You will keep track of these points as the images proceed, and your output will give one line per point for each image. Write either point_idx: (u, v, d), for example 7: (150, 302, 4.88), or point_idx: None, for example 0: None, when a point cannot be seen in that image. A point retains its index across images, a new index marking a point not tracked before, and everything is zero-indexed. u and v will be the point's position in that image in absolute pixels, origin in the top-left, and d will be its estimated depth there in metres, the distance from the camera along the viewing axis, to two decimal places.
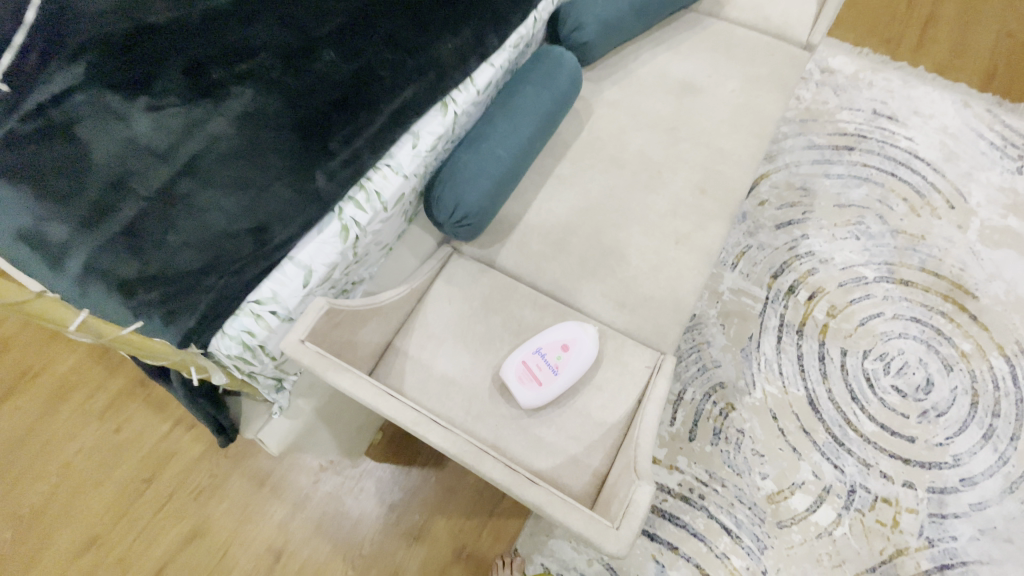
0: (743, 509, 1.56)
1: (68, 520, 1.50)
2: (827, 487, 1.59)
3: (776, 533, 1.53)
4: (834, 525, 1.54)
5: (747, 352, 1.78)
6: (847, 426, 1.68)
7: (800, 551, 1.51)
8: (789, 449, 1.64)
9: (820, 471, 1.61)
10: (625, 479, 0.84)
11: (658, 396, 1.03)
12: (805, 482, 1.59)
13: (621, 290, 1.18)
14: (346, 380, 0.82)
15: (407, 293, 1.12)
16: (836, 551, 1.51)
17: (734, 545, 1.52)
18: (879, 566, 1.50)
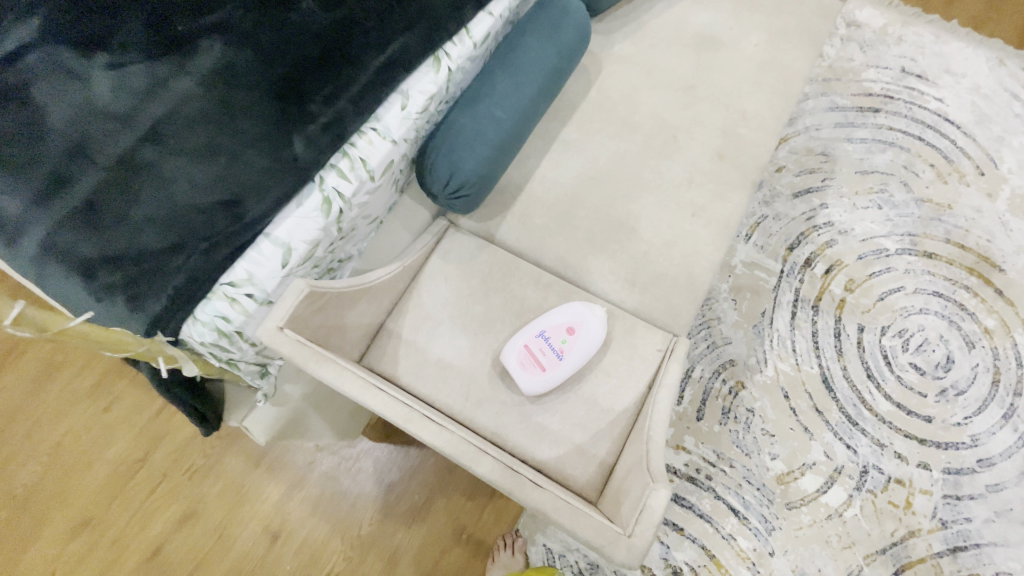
0: (751, 490, 1.51)
1: (62, 501, 1.47)
2: (839, 468, 1.54)
3: (784, 514, 1.49)
4: (844, 506, 1.49)
5: (760, 328, 1.69)
6: (861, 406, 1.61)
7: (809, 532, 1.47)
8: (800, 429, 1.58)
9: (832, 452, 1.55)
10: (635, 476, 0.77)
11: (670, 383, 0.95)
12: (816, 462, 1.54)
13: (632, 266, 1.10)
14: (330, 372, 0.74)
15: (399, 271, 1.03)
16: (846, 532, 1.47)
17: (741, 526, 1.48)
18: (890, 548, 1.46)
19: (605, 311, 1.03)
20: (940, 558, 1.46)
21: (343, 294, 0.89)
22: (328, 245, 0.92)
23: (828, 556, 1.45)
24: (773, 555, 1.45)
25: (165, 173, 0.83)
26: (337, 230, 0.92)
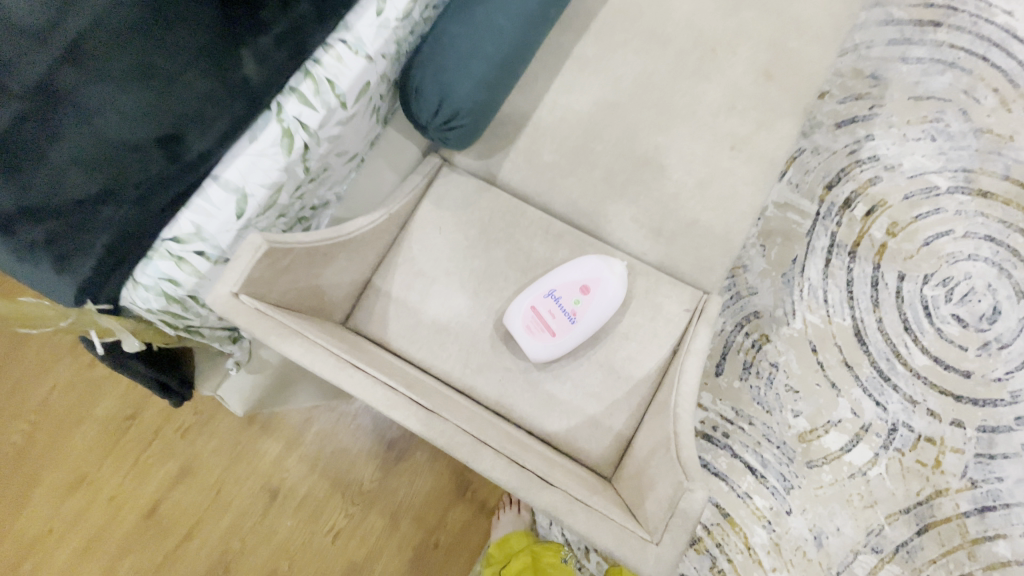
0: (770, 448, 1.43)
1: (55, 459, 1.43)
2: (866, 426, 1.44)
3: (804, 473, 1.41)
4: (869, 465, 1.41)
5: (789, 277, 1.54)
6: (896, 360, 1.48)
7: (829, 492, 1.40)
8: (827, 385, 1.46)
9: (859, 409, 1.45)
10: (661, 463, 0.66)
11: (699, 349, 0.82)
12: (841, 420, 1.44)
13: (657, 212, 0.93)
14: (296, 348, 0.61)
15: (383, 219, 0.87)
16: (869, 492, 1.40)
17: (757, 485, 1.41)
18: (914, 508, 1.39)
19: (626, 265, 0.89)
20: (966, 517, 1.39)
21: (314, 249, 0.74)
22: (294, 190, 0.77)
23: (849, 515, 1.38)
24: (790, 514, 1.39)
25: (82, 101, 0.63)
26: (304, 171, 0.76)
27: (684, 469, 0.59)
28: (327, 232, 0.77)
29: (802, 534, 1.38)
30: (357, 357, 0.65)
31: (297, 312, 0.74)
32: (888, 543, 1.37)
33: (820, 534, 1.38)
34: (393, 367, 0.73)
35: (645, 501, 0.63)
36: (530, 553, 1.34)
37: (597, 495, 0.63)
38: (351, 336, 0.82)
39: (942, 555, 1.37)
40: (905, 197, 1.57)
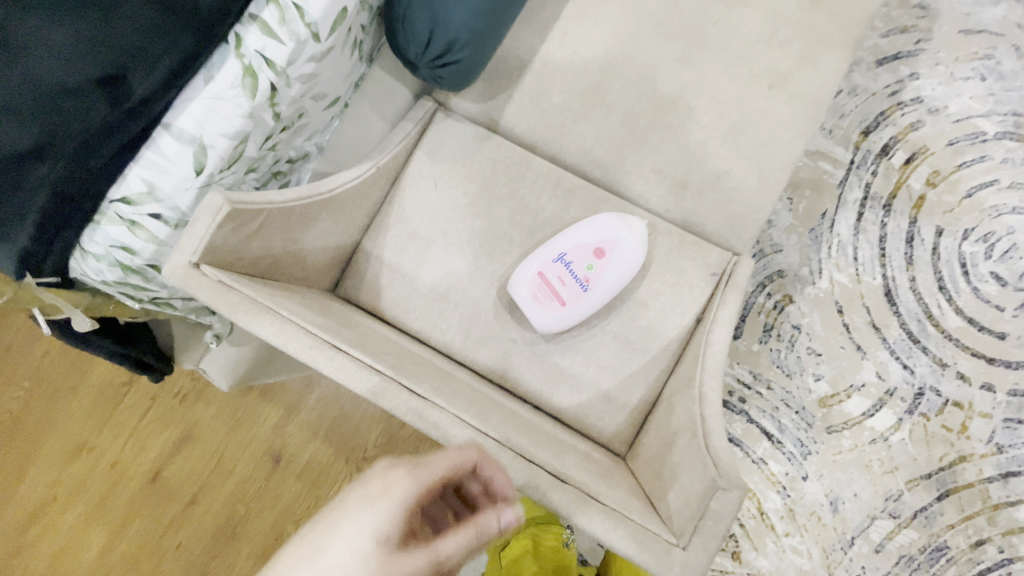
0: (788, 413, 1.36)
1: (54, 426, 1.41)
2: (890, 391, 1.36)
3: (823, 438, 1.35)
4: (891, 431, 1.35)
5: (817, 234, 1.41)
6: (926, 321, 1.37)
7: (849, 457, 1.34)
8: (851, 347, 1.37)
9: (885, 372, 1.36)
10: (683, 450, 0.59)
11: (727, 319, 0.73)
12: (865, 384, 1.36)
13: (681, 163, 0.82)
14: (268, 328, 0.53)
15: (370, 174, 0.77)
16: (891, 457, 1.34)
17: (773, 450, 1.36)
18: (937, 475, 1.33)
19: (645, 223, 0.79)
20: (990, 483, 1.33)
21: (289, 209, 0.65)
22: (264, 141, 0.66)
23: (867, 481, 1.33)
24: (807, 480, 1.34)
25: (5, 37, 0.52)
26: (274, 118, 0.65)
27: (714, 464, 0.52)
28: (304, 189, 0.67)
29: (817, 499, 1.34)
30: (340, 334, 0.57)
31: (274, 282, 0.66)
32: (908, 510, 1.32)
33: (836, 500, 1.33)
34: (386, 343, 0.65)
35: (665, 495, 0.57)
36: (529, 537, 1.10)
37: (614, 489, 0.56)
38: (339, 307, 0.74)
39: (963, 522, 1.31)
40: (949, 142, 1.40)
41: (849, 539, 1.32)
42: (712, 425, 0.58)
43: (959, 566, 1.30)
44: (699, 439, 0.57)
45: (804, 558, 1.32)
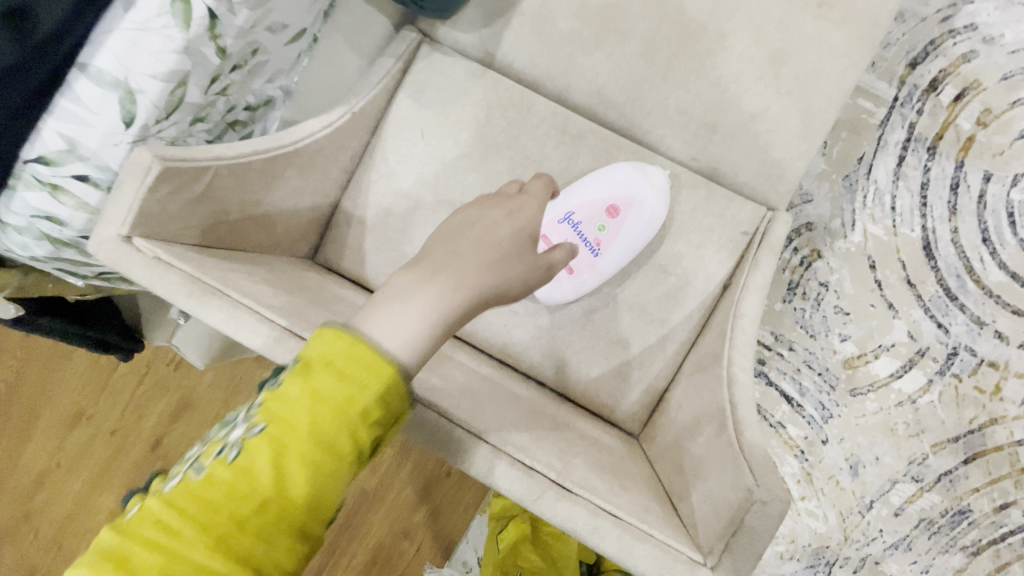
0: (811, 375, 1.21)
1: (52, 394, 1.38)
2: (922, 351, 1.17)
3: (846, 402, 1.20)
4: (920, 393, 1.18)
5: (852, 181, 1.18)
6: (966, 277, 1.16)
7: (873, 421, 1.19)
8: (883, 306, 1.18)
9: (917, 332, 1.17)
10: (707, 442, 0.51)
11: (760, 286, 0.63)
12: (896, 344, 1.18)
13: (710, 101, 0.69)
14: (215, 314, 0.44)
15: (343, 122, 0.66)
16: (916, 421, 1.19)
17: (793, 414, 1.22)
18: (964, 437, 1.18)
19: (666, 175, 0.68)
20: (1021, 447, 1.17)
21: (244, 168, 0.54)
22: (209, 84, 0.55)
23: (890, 445, 1.19)
24: (827, 444, 1.21)
25: None
26: (218, 54, 0.53)
27: (749, 468, 0.44)
28: (260, 142, 0.56)
29: (837, 463, 1.21)
30: (306, 317, 0.48)
31: (234, 253, 0.57)
32: (932, 473, 1.18)
33: (856, 464, 1.20)
34: None
35: (686, 494, 0.49)
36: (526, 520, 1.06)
37: (629, 491, 0.49)
38: (314, 277, 0.65)
39: (986, 485, 1.18)
40: (1006, 74, 1.13)
41: (866, 502, 1.20)
42: (744, 416, 0.49)
43: (980, 531, 1.18)
44: (728, 434, 0.48)
45: (822, 525, 1.20)
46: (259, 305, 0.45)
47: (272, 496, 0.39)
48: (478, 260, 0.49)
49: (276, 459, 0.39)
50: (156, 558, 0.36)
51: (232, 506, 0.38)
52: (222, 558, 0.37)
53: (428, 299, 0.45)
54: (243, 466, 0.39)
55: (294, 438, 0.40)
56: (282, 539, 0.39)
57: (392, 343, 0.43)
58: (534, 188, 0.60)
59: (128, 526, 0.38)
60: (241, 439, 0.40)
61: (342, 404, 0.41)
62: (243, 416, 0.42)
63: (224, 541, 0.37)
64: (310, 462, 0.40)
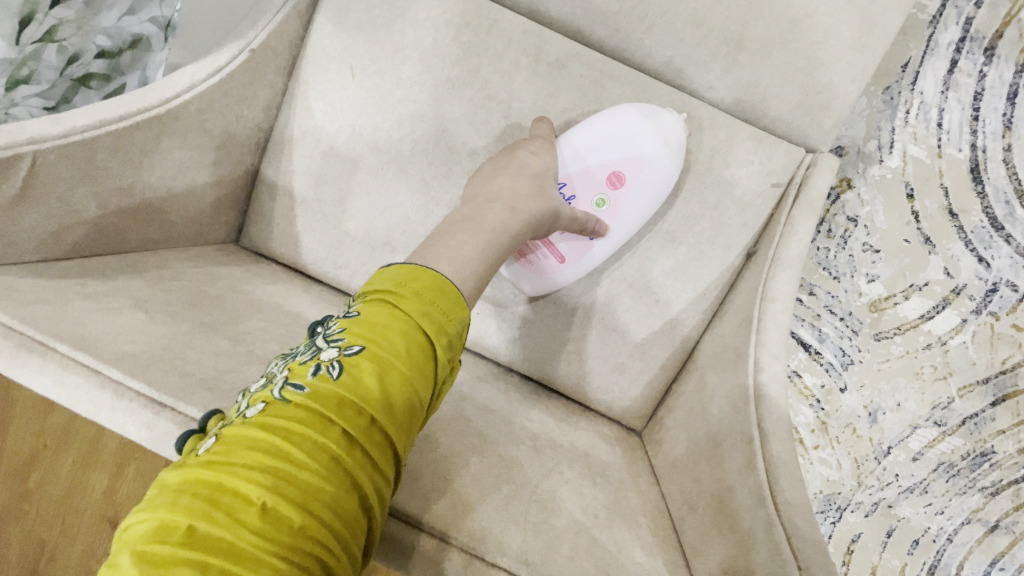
0: (830, 320, 0.79)
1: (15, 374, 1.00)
2: (959, 288, 0.76)
3: (868, 349, 0.79)
4: (952, 333, 0.77)
5: (894, 96, 0.74)
6: (1016, 202, 0.73)
7: (897, 366, 0.79)
8: (920, 236, 0.75)
9: (954, 267, 0.75)
10: (730, 481, 0.40)
11: (795, 257, 0.48)
12: (929, 283, 0.76)
13: (736, 4, 0.51)
14: (37, 381, 0.32)
15: (237, 65, 0.49)
16: (944, 362, 0.77)
17: (809, 362, 0.81)
18: (992, 376, 0.77)
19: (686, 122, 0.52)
20: None
21: (85, 151, 0.40)
22: (20, 29, 0.40)
23: (913, 395, 0.79)
24: (846, 393, 0.80)
25: None
26: None
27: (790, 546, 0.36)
28: (103, 110, 0.41)
29: (854, 412, 0.80)
30: (182, 363, 0.36)
31: (108, 261, 0.45)
32: (955, 416, 0.78)
33: (875, 411, 0.80)
34: (293, 340, 0.43)
35: (699, 550, 0.41)
36: None
37: (619, 557, 0.40)
38: (228, 272, 0.51)
39: (1014, 425, 0.77)
40: None
41: (882, 449, 0.80)
42: (777, 454, 0.38)
43: (1002, 473, 0.78)
44: (757, 480, 0.38)
45: (832, 479, 0.82)
46: (99, 361, 0.33)
47: (381, 410, 0.33)
48: (520, 194, 0.48)
49: (382, 375, 0.33)
50: (270, 486, 0.29)
51: (340, 424, 0.31)
52: (335, 479, 0.30)
53: (487, 227, 0.45)
54: (345, 384, 0.33)
55: (396, 353, 0.34)
56: (386, 459, 0.34)
57: (462, 273, 0.41)
58: (543, 134, 0.52)
59: (221, 461, 0.29)
60: (338, 357, 0.33)
61: (434, 323, 0.36)
62: (324, 340, 0.35)
63: (338, 460, 0.31)
64: (415, 381, 0.34)
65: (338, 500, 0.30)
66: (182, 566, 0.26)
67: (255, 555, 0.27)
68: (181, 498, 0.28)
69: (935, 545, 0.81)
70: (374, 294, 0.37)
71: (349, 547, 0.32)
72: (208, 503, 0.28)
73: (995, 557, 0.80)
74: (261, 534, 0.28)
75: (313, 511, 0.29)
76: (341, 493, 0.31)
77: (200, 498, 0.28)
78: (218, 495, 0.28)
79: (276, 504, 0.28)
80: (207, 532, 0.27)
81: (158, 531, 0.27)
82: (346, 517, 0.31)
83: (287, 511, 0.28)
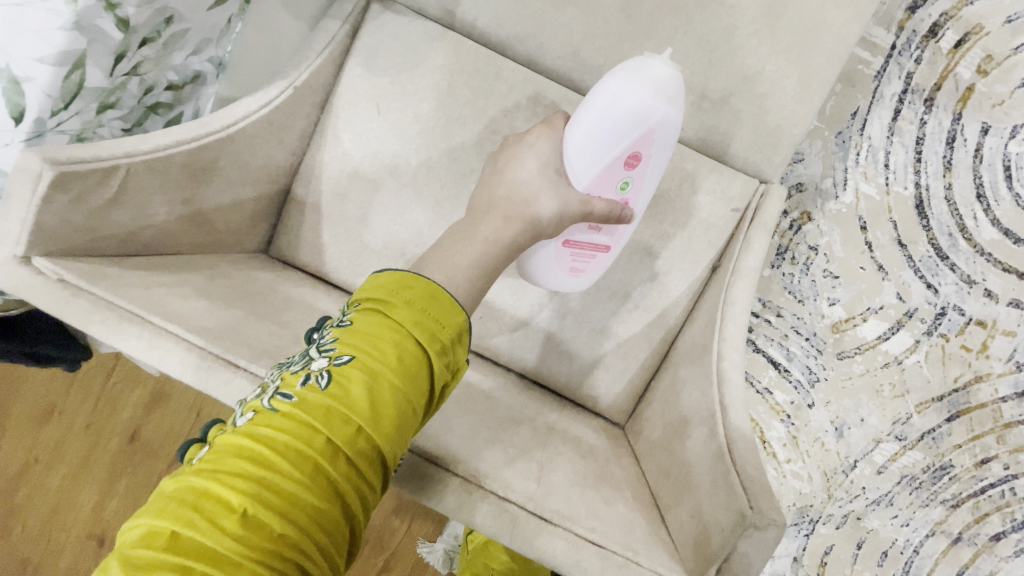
0: (798, 340, 0.88)
1: (12, 389, 1.03)
2: (910, 312, 0.86)
3: (833, 366, 0.88)
4: (907, 353, 0.87)
5: (848, 138, 0.86)
6: (958, 234, 0.85)
7: (858, 383, 0.88)
8: (875, 267, 0.86)
9: (905, 293, 0.86)
10: (700, 452, 0.48)
11: (753, 269, 0.57)
12: (884, 306, 0.86)
13: (699, 62, 0.62)
14: (133, 344, 0.39)
15: (284, 98, 0.58)
16: (901, 380, 0.87)
17: (779, 379, 0.89)
18: (947, 394, 0.87)
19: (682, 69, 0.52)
20: (1010, 404, 0.86)
21: (164, 165, 0.48)
22: (114, 64, 0.47)
23: (874, 408, 0.88)
24: (813, 408, 0.88)
25: None
26: (119, 26, 0.44)
27: (742, 486, 0.42)
28: (181, 131, 0.50)
29: (822, 427, 0.88)
30: (247, 338, 0.43)
31: (169, 260, 0.52)
32: (914, 431, 0.87)
33: (841, 426, 0.88)
34: None
35: (674, 512, 0.48)
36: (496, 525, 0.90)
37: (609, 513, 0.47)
38: (265, 276, 0.58)
39: (969, 440, 0.86)
40: (1011, 16, 0.82)
41: (849, 463, 0.88)
42: (736, 423, 0.46)
43: (960, 486, 0.87)
44: (718, 443, 0.46)
45: (804, 492, 0.89)
46: (185, 330, 0.40)
47: (368, 420, 0.35)
48: (515, 202, 0.49)
49: (371, 384, 0.35)
50: (251, 494, 0.31)
51: (326, 433, 0.33)
52: (317, 488, 0.32)
53: (480, 237, 0.46)
54: (333, 394, 0.35)
55: (385, 363, 0.36)
56: (372, 470, 0.35)
57: (454, 278, 0.42)
58: (556, 122, 0.55)
59: (208, 469, 0.32)
60: (328, 367, 0.35)
61: (426, 331, 0.38)
62: (318, 349, 0.37)
63: (321, 469, 0.33)
64: (404, 391, 0.36)
65: (319, 509, 0.32)
66: (165, 569, 0.29)
67: (233, 559, 0.30)
68: (169, 505, 0.31)
69: (902, 556, 0.89)
70: (368, 303, 0.38)
71: (332, 553, 0.34)
72: (192, 510, 0.30)
73: (960, 568, 0.88)
74: (240, 540, 0.30)
75: (293, 519, 0.31)
76: (322, 503, 0.33)
77: (185, 505, 0.30)
78: (203, 502, 0.30)
79: (255, 511, 0.31)
80: (189, 538, 0.30)
81: (147, 535, 0.30)
82: (326, 525, 0.33)
83: (266, 519, 0.31)
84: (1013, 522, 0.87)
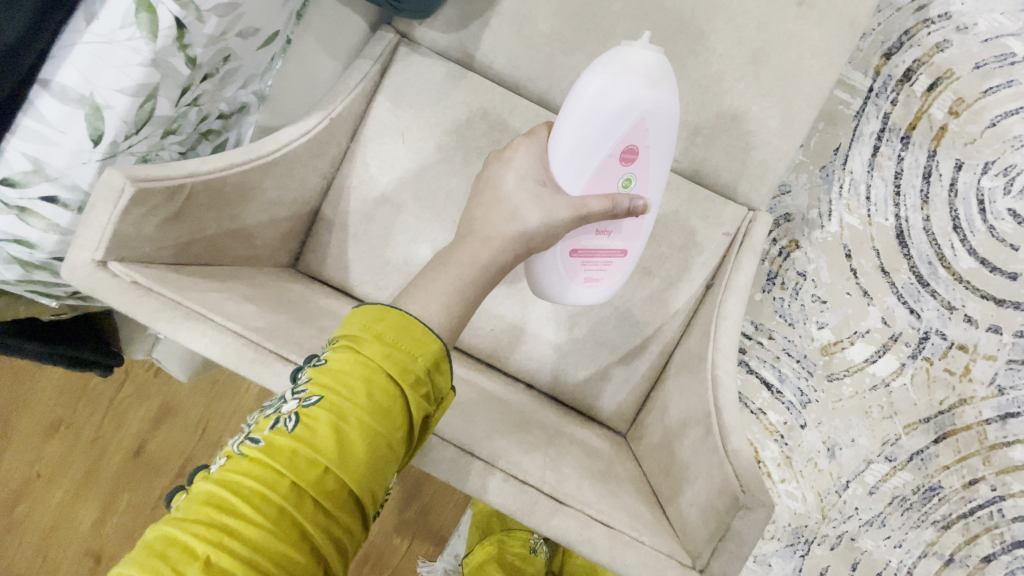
0: (789, 362, 0.94)
1: (16, 403, 1.03)
2: (895, 336, 0.92)
3: (823, 387, 0.93)
4: (893, 377, 0.92)
5: (830, 172, 0.94)
6: (937, 263, 0.91)
7: (848, 405, 0.93)
8: (859, 293, 0.93)
9: (890, 318, 0.92)
10: (696, 449, 0.52)
11: (743, 287, 0.63)
12: (869, 330, 0.92)
13: (692, 102, 0.70)
14: (196, 340, 0.43)
15: (320, 128, 0.65)
16: (889, 402, 0.92)
17: (772, 400, 0.94)
18: (933, 416, 0.91)
19: (661, 51, 0.57)
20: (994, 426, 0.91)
21: (219, 184, 0.54)
22: (180, 95, 0.53)
23: (865, 430, 0.92)
24: (805, 429, 0.93)
25: None
26: (188, 65, 0.51)
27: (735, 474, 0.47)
28: (234, 154, 0.56)
29: (814, 447, 0.93)
30: (293, 338, 0.48)
31: (217, 270, 0.57)
32: (903, 452, 0.92)
33: (833, 446, 0.92)
34: None
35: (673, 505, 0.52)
36: (493, 542, 0.92)
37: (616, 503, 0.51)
38: (297, 288, 0.64)
39: (956, 461, 0.91)
40: (978, 62, 0.90)
41: (841, 483, 0.92)
42: (729, 421, 0.51)
43: (949, 506, 0.91)
44: (714, 440, 0.50)
45: (798, 512, 0.92)
46: (243, 328, 0.45)
47: (334, 460, 0.37)
48: (493, 217, 0.54)
49: (336, 425, 0.38)
50: (216, 541, 0.33)
51: (291, 476, 0.36)
52: (280, 530, 0.35)
53: (454, 261, 0.50)
54: (299, 436, 0.37)
55: (353, 400, 0.39)
56: (340, 508, 0.38)
57: (428, 308, 0.46)
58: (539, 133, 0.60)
59: (178, 519, 0.35)
60: (296, 410, 0.38)
61: (396, 364, 0.40)
62: (292, 393, 0.40)
63: (285, 512, 0.35)
64: (372, 427, 0.39)
65: (282, 552, 0.35)
66: None
67: None
68: (139, 554, 0.33)
69: None
70: (343, 341, 0.42)
71: None
72: (159, 558, 0.33)
73: None
74: None
75: (256, 564, 0.34)
76: (285, 545, 0.35)
77: (154, 554, 0.33)
78: (170, 550, 0.33)
79: (218, 558, 0.33)
80: None
81: None
82: (292, 567, 0.35)
83: (229, 566, 0.33)
84: (1002, 543, 0.90)
